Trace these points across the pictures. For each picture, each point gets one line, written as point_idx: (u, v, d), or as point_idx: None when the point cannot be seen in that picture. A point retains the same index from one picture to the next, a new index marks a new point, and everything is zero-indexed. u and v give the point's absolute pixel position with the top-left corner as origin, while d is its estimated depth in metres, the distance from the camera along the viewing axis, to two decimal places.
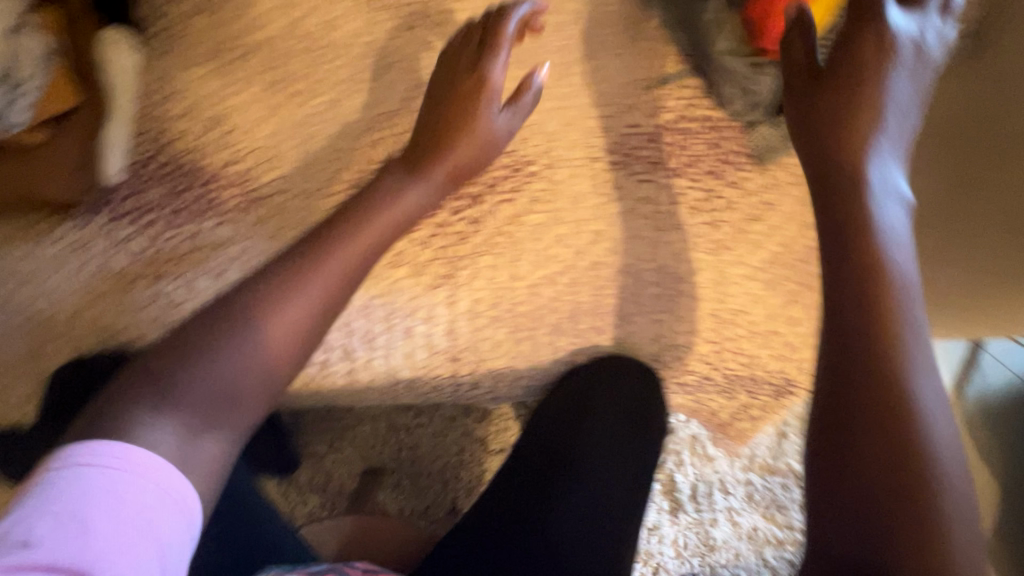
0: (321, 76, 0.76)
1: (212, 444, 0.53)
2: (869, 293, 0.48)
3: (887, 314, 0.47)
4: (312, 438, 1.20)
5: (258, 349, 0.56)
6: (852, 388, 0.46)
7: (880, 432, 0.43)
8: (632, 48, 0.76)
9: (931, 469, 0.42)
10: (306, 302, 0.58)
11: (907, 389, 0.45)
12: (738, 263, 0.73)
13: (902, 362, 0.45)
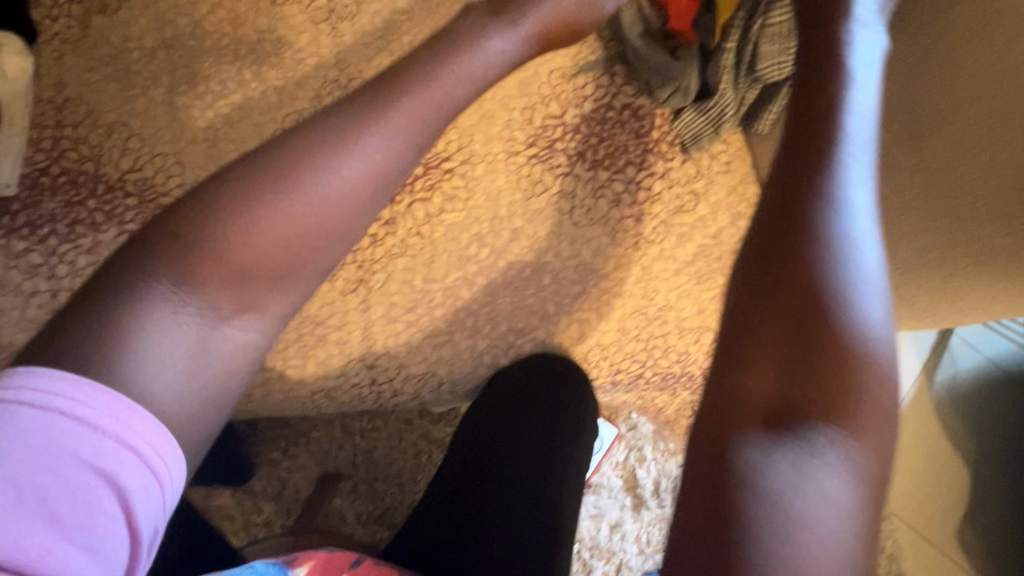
0: (226, 76, 0.73)
1: (241, 331, 0.51)
2: (812, 214, 0.44)
3: (813, 222, 0.44)
4: (265, 446, 1.18)
5: (287, 225, 0.50)
6: (775, 308, 0.43)
7: (797, 353, 0.41)
8: None
9: (850, 392, 0.40)
10: (343, 181, 0.52)
11: (831, 300, 0.42)
12: (665, 257, 0.70)
13: (832, 273, 0.42)
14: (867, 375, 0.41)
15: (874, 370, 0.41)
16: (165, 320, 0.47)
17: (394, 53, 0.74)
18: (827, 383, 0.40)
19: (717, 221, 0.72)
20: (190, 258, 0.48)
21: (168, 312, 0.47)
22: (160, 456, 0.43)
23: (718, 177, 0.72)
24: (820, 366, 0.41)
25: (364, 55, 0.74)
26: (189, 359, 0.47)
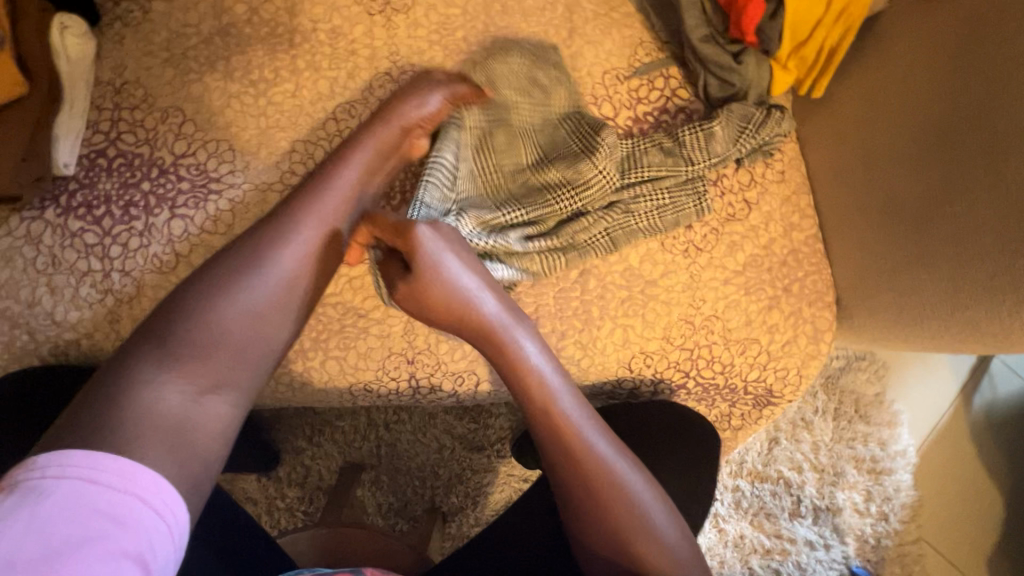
0: (280, 65, 0.73)
1: (220, 402, 0.54)
2: (555, 428, 0.58)
3: (570, 430, 0.58)
4: (291, 433, 1.19)
5: (240, 326, 0.57)
6: (587, 525, 0.56)
7: (610, 532, 0.55)
8: (602, 38, 0.73)
9: (639, 534, 0.54)
10: (279, 294, 0.60)
11: (614, 483, 0.56)
12: (714, 266, 0.69)
13: (597, 460, 0.57)
14: (644, 515, 0.55)
15: (644, 503, 0.56)
16: (158, 404, 0.50)
17: (448, 48, 0.74)
18: (632, 531, 0.54)
19: (769, 231, 0.70)
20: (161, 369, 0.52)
21: (156, 400, 0.50)
22: (168, 506, 0.46)
23: (771, 187, 0.71)
24: (614, 525, 0.55)
25: (418, 48, 0.74)
26: (169, 429, 0.50)
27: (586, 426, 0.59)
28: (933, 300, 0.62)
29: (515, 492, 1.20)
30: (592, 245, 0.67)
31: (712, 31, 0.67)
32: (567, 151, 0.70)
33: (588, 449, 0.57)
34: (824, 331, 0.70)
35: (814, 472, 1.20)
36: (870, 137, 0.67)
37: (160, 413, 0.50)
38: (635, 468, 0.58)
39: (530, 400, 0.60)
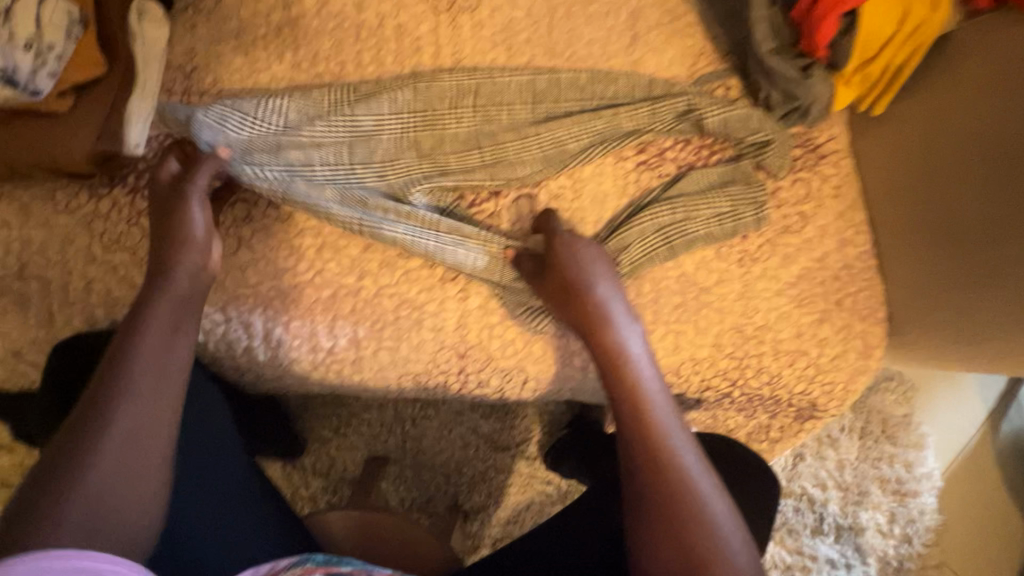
0: (345, 58, 0.75)
1: (152, 456, 0.51)
2: (643, 430, 0.57)
3: (647, 427, 0.57)
4: (318, 423, 1.19)
5: (162, 387, 0.54)
6: (654, 538, 0.53)
7: (681, 552, 0.51)
8: (664, 46, 0.74)
9: (715, 559, 0.50)
10: (155, 396, 0.53)
11: (684, 495, 0.53)
12: (768, 277, 0.69)
13: (668, 467, 0.55)
14: (725, 545, 0.51)
15: (727, 532, 0.51)
16: (94, 471, 0.47)
17: (512, 49, 0.75)
18: (710, 559, 0.50)
19: (824, 244, 0.70)
20: (89, 440, 0.49)
21: (96, 470, 0.48)
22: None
23: (827, 201, 0.71)
24: (689, 545, 0.51)
25: (481, 48, 0.75)
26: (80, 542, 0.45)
27: (677, 437, 0.57)
28: (996, 317, 0.63)
29: (538, 493, 1.20)
30: (652, 255, 0.67)
31: (779, 44, 0.67)
32: (479, 138, 0.71)
33: (673, 458, 0.55)
34: (874, 347, 0.70)
35: (839, 490, 1.19)
36: (920, 155, 0.69)
37: (90, 488, 0.47)
38: (724, 496, 0.54)
39: (622, 398, 0.59)
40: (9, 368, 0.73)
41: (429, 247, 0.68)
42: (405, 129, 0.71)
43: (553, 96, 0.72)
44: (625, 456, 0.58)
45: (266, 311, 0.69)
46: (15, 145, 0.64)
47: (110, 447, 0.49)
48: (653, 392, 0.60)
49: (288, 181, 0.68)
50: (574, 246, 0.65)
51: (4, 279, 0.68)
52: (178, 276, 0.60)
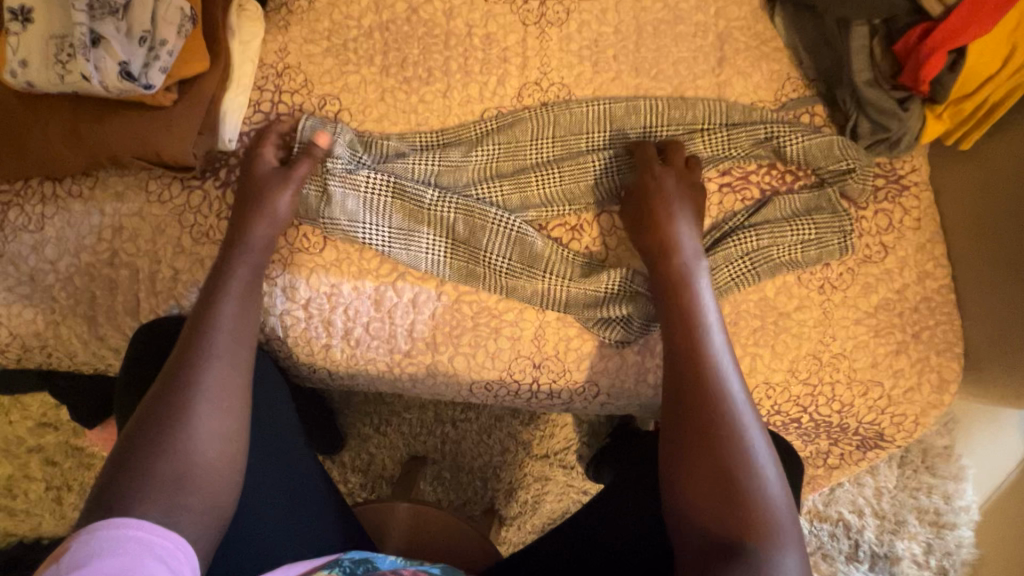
0: (433, 64, 0.74)
1: (233, 424, 0.54)
2: (695, 363, 0.56)
3: (701, 373, 0.55)
4: (359, 420, 1.17)
5: (234, 357, 0.57)
6: (694, 484, 0.51)
7: (714, 478, 0.50)
8: (751, 70, 0.73)
9: (752, 507, 0.49)
10: (235, 367, 0.57)
11: (727, 442, 0.52)
12: (847, 305, 0.70)
13: (717, 415, 0.53)
14: (762, 479, 0.50)
15: (763, 468, 0.51)
16: (178, 452, 0.50)
17: (598, 65, 0.74)
18: (745, 488, 0.49)
19: (903, 276, 0.70)
20: (172, 421, 0.51)
21: (180, 447, 0.50)
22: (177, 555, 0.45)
23: (909, 233, 0.71)
24: (725, 472, 0.50)
25: (568, 62, 0.74)
26: (169, 480, 0.48)
27: (729, 375, 0.56)
28: None
29: (573, 503, 1.18)
30: (739, 280, 0.69)
31: (876, 75, 0.68)
32: (558, 175, 0.70)
33: (723, 393, 0.54)
34: (948, 382, 0.71)
35: (875, 517, 1.16)
36: (996, 193, 0.70)
37: (178, 466, 0.49)
38: (769, 442, 0.53)
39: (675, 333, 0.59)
40: (90, 352, 0.73)
41: (501, 273, 0.69)
42: (488, 163, 0.71)
43: (631, 124, 0.72)
44: (670, 384, 0.57)
45: (348, 311, 0.71)
46: (117, 135, 0.66)
47: (195, 426, 0.52)
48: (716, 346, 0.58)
49: (371, 215, 0.69)
50: (663, 179, 0.66)
51: (95, 265, 0.69)
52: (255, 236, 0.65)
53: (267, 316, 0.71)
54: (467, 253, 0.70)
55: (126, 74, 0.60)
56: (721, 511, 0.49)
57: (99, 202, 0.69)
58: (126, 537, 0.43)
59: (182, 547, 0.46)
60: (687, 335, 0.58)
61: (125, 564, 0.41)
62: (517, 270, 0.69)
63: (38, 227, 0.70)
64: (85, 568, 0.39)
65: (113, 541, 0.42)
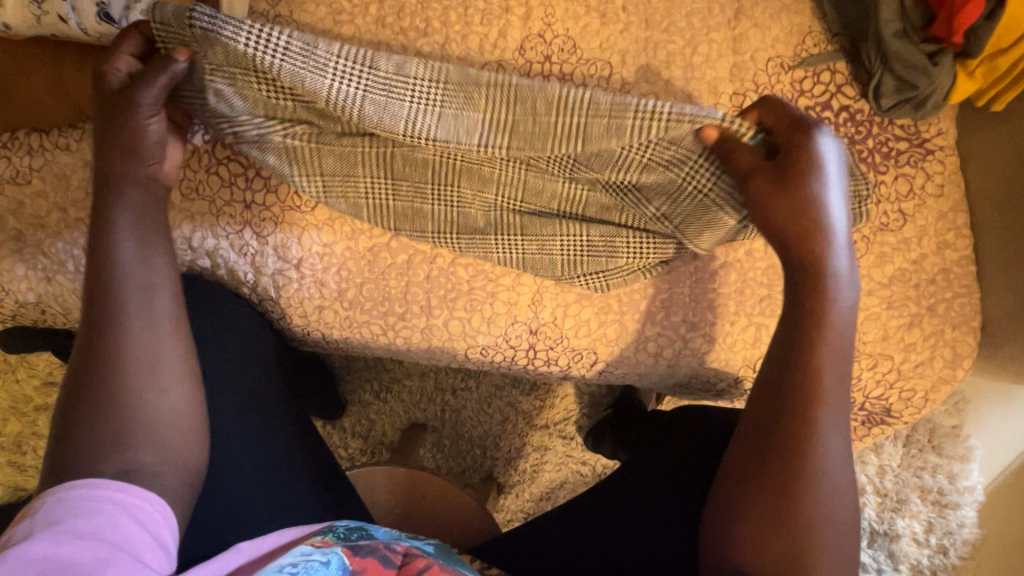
0: (431, 14, 0.69)
1: (157, 377, 0.50)
2: (801, 404, 0.51)
3: (803, 415, 0.50)
4: (359, 386, 1.17)
5: (153, 313, 0.51)
6: (759, 521, 0.51)
7: (779, 516, 0.50)
8: (770, 22, 0.68)
9: (813, 560, 0.49)
10: (146, 325, 0.51)
11: (806, 491, 0.50)
12: (860, 276, 0.67)
13: (802, 462, 0.50)
14: (828, 534, 0.50)
15: (833, 513, 0.50)
16: (115, 410, 0.48)
17: (606, 16, 0.68)
18: (813, 541, 0.49)
19: (922, 246, 0.67)
20: (99, 386, 0.48)
21: (121, 408, 0.48)
22: (156, 519, 0.46)
23: (929, 200, 0.67)
24: (796, 522, 0.50)
25: (574, 13, 0.68)
26: (113, 439, 0.47)
27: (833, 421, 0.51)
28: None
29: (572, 473, 1.17)
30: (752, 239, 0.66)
31: (906, 27, 0.63)
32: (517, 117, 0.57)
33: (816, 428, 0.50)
34: (963, 357, 0.68)
35: (877, 496, 1.14)
36: None
37: (117, 424, 0.48)
38: (849, 494, 0.51)
39: (794, 367, 0.51)
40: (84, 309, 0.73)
41: (453, 221, 0.66)
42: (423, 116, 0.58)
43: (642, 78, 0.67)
44: (767, 408, 0.52)
45: (341, 272, 0.69)
46: None
47: (125, 386, 0.49)
48: (830, 380, 0.51)
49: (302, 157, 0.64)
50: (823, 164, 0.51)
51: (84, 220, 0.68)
52: (124, 173, 0.54)
53: (260, 276, 0.70)
54: (403, 194, 0.65)
55: (106, 16, 0.58)
56: (781, 557, 0.50)
57: (84, 155, 0.67)
58: (102, 499, 0.44)
59: (164, 512, 0.46)
60: (799, 362, 0.51)
61: (98, 527, 0.43)
62: (466, 203, 0.65)
63: (26, 180, 0.68)
64: (58, 527, 0.42)
65: (89, 502, 0.44)
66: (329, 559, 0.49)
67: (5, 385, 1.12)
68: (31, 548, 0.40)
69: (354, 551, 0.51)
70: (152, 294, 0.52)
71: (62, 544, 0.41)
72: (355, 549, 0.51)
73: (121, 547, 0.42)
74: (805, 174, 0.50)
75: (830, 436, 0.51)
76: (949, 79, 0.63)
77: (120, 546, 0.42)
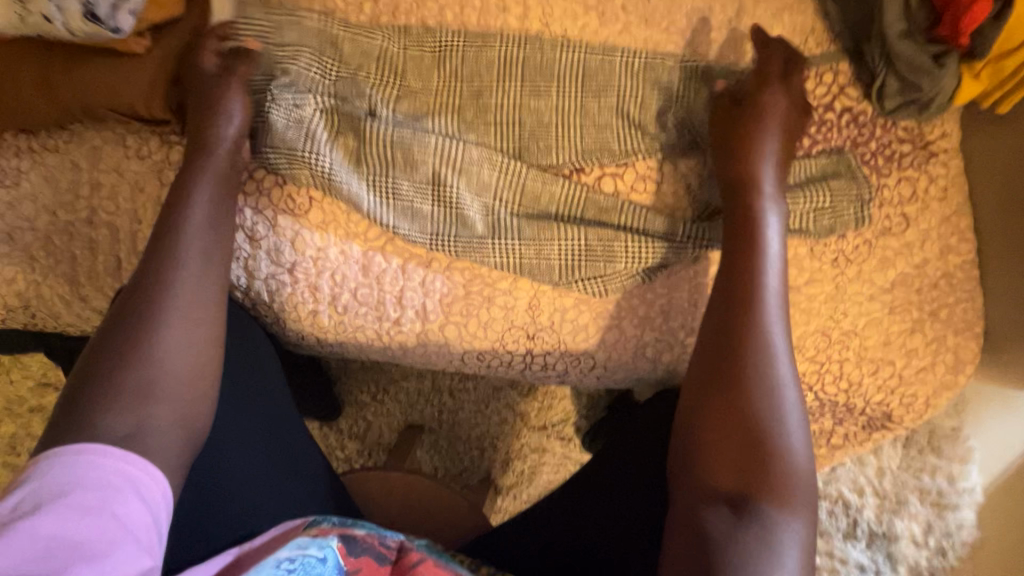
0: (426, 13, 0.67)
1: (199, 337, 0.52)
2: (749, 318, 0.54)
3: (750, 328, 0.53)
4: (356, 387, 1.16)
5: (203, 276, 0.54)
6: (717, 437, 0.51)
7: (735, 440, 0.50)
8: (773, 22, 0.67)
9: (771, 475, 0.48)
10: (200, 280, 0.54)
11: (760, 409, 0.50)
12: (862, 280, 0.66)
13: (753, 377, 0.52)
14: (788, 457, 0.48)
15: (790, 435, 0.50)
16: (145, 362, 0.49)
17: (605, 14, 0.67)
18: (771, 460, 0.48)
19: (925, 251, 0.66)
20: (130, 338, 0.50)
21: (151, 361, 0.49)
22: (157, 502, 0.45)
23: (933, 204, 0.66)
24: (752, 437, 0.49)
25: (572, 11, 0.67)
26: (137, 391, 0.48)
27: (780, 341, 0.53)
28: None
29: (570, 475, 1.16)
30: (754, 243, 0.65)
31: (912, 27, 0.61)
32: (529, 103, 0.66)
33: (762, 352, 0.52)
34: (965, 362, 0.67)
35: (876, 497, 1.14)
36: None
37: (143, 376, 0.49)
38: (803, 419, 0.51)
39: (742, 282, 0.55)
40: (75, 313, 0.72)
41: (451, 212, 0.65)
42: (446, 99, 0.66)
43: (643, 77, 0.65)
44: (715, 326, 0.55)
45: (335, 276, 0.68)
46: (89, 85, 0.63)
47: (168, 337, 0.51)
48: (772, 297, 0.55)
49: (315, 137, 0.63)
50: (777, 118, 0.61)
51: (74, 223, 0.67)
52: (214, 135, 0.60)
53: (253, 280, 0.69)
54: (408, 184, 0.65)
55: (92, 15, 0.56)
56: (738, 470, 0.48)
57: (73, 157, 0.66)
58: (108, 472, 0.44)
59: (165, 493, 0.46)
60: (744, 275, 0.56)
61: (104, 502, 0.42)
62: (465, 189, 0.65)
63: (15, 182, 0.67)
64: (64, 500, 0.41)
65: (94, 475, 0.43)
66: (326, 553, 0.49)
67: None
68: (39, 524, 0.39)
69: (348, 545, 0.50)
70: (206, 251, 0.55)
71: (71, 522, 0.40)
72: (350, 543, 0.51)
73: (128, 526, 0.42)
74: (761, 119, 0.61)
75: (780, 358, 0.52)
76: (954, 80, 0.62)
77: (126, 523, 0.42)
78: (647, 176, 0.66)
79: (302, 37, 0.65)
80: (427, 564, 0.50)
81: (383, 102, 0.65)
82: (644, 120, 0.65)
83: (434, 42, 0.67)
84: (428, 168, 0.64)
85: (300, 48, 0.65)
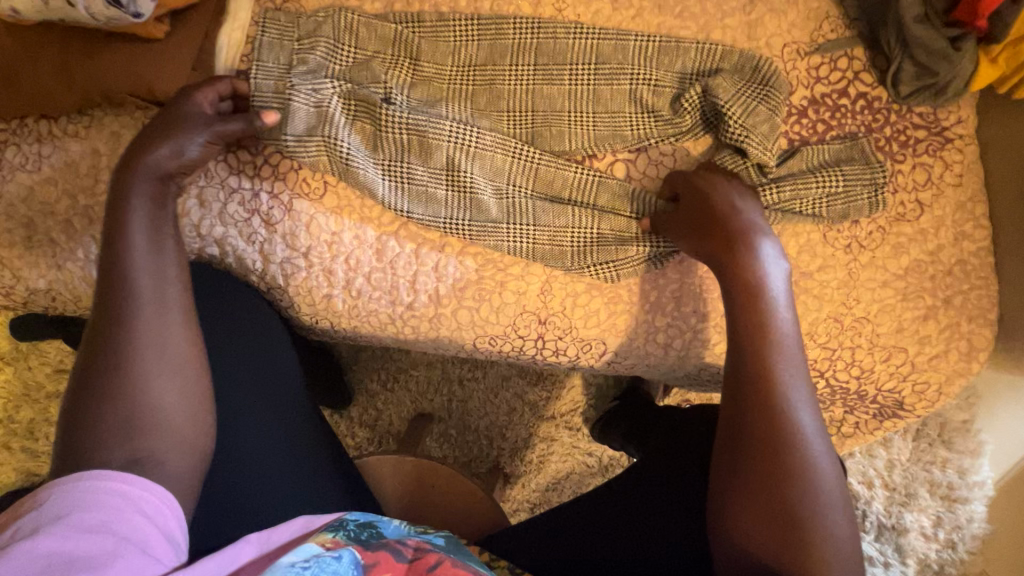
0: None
1: (175, 358, 0.52)
2: (761, 387, 0.51)
3: (765, 394, 0.51)
4: (366, 375, 1.17)
5: (163, 299, 0.53)
6: (747, 514, 0.49)
7: (761, 503, 0.49)
8: (787, 7, 0.66)
9: (811, 538, 0.47)
10: (164, 309, 0.53)
11: (791, 471, 0.48)
12: (875, 267, 0.66)
13: (781, 442, 0.49)
14: (824, 510, 0.48)
15: (822, 489, 0.48)
16: (126, 394, 0.49)
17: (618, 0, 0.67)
18: (808, 522, 0.47)
19: (939, 237, 0.66)
20: (113, 373, 0.49)
21: (134, 390, 0.49)
22: (163, 513, 0.46)
23: (947, 190, 0.66)
24: (786, 505, 0.48)
25: None
26: (122, 423, 0.48)
27: (798, 399, 0.51)
28: None
29: (578, 464, 1.16)
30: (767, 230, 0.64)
31: (929, 10, 0.61)
32: (539, 90, 0.66)
33: (783, 407, 0.50)
34: (979, 350, 0.67)
35: (885, 490, 1.13)
36: None
37: (125, 410, 0.49)
38: (834, 466, 0.50)
39: (745, 356, 0.52)
40: (93, 296, 0.73)
41: (467, 202, 0.66)
42: (458, 85, 0.67)
43: (656, 63, 0.65)
44: (728, 403, 0.52)
45: (349, 261, 0.69)
46: (108, 70, 0.63)
47: (139, 369, 0.50)
48: (784, 359, 0.52)
49: (332, 122, 0.64)
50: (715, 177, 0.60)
51: (94, 207, 0.68)
52: (151, 162, 0.56)
53: (268, 264, 0.70)
54: (424, 171, 0.65)
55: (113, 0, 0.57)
56: (776, 543, 0.48)
57: (93, 143, 0.67)
58: (110, 490, 0.44)
59: (170, 504, 0.47)
60: (751, 348, 0.52)
61: (106, 518, 0.42)
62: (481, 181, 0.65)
63: (36, 167, 0.68)
64: (65, 520, 0.41)
65: (96, 494, 0.43)
66: (340, 554, 0.48)
67: (17, 371, 1.14)
68: (37, 543, 0.39)
69: (365, 546, 0.50)
70: (166, 282, 0.54)
71: (71, 539, 0.40)
72: (366, 544, 0.50)
73: (132, 539, 0.42)
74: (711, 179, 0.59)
75: (801, 414, 0.50)
76: (971, 64, 0.61)
77: (130, 538, 0.42)
78: (661, 164, 0.67)
79: (317, 23, 0.66)
80: (444, 566, 0.48)
81: (397, 87, 0.66)
82: (658, 105, 0.65)
83: (446, 27, 0.67)
84: (442, 153, 0.65)
85: (315, 35, 0.65)
